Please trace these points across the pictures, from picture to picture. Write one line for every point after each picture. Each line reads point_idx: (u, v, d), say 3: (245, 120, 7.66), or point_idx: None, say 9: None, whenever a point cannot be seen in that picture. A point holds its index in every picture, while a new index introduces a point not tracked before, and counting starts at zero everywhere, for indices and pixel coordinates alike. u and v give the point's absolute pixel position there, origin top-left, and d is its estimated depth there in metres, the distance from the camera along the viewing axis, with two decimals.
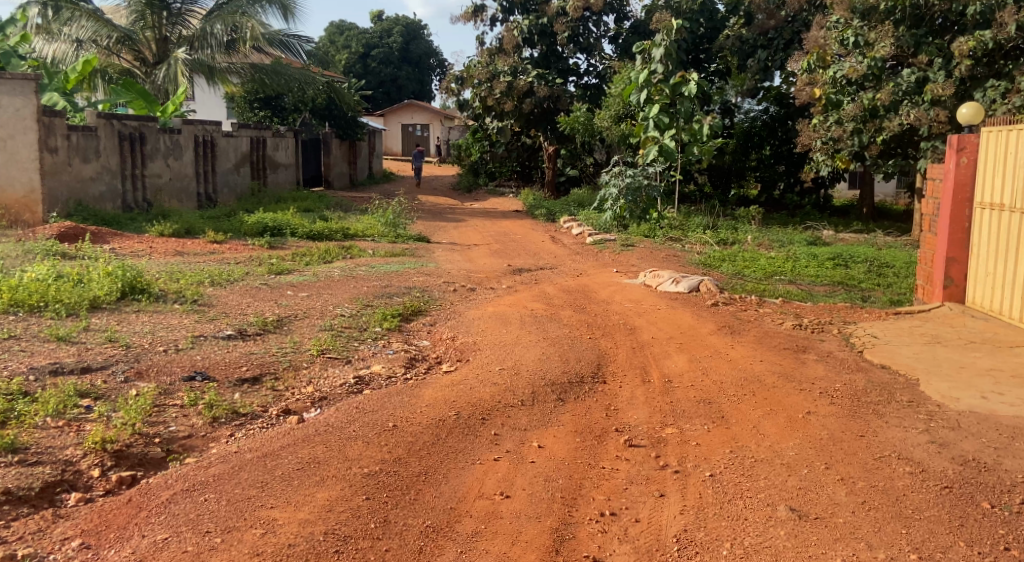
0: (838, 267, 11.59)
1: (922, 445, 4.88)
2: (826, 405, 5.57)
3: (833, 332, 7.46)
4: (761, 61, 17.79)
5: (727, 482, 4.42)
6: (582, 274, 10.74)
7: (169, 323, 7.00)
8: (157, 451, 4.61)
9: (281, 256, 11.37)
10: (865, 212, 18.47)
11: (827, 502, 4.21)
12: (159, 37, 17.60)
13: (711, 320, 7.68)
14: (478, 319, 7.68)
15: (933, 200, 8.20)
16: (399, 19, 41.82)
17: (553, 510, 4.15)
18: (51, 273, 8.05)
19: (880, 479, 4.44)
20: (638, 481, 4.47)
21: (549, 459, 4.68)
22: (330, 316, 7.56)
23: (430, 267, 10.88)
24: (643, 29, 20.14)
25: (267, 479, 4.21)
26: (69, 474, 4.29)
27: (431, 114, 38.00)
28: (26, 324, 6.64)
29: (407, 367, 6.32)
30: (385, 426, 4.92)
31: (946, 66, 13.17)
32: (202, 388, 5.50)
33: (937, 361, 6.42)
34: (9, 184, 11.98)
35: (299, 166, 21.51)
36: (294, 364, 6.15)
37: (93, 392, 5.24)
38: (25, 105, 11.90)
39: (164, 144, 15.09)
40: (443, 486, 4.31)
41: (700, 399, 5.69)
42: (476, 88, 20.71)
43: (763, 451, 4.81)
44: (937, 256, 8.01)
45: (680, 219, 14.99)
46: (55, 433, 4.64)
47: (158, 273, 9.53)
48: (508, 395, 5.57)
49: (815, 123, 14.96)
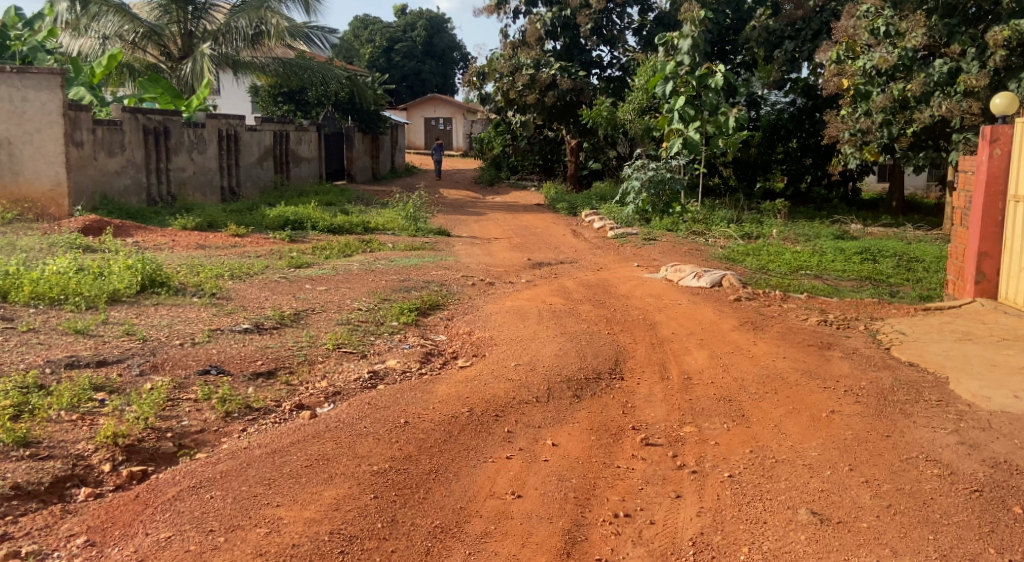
0: (865, 262, 11.37)
1: (951, 446, 4.72)
2: (851, 404, 5.40)
3: (859, 328, 7.28)
4: (788, 52, 17.51)
5: (746, 484, 4.29)
6: (603, 269, 10.60)
7: (188, 316, 6.96)
8: (169, 446, 4.55)
9: (302, 249, 11.32)
10: (895, 205, 18.17)
11: (850, 506, 4.07)
12: (184, 31, 17.62)
13: (733, 316, 7.52)
14: (495, 314, 7.59)
15: (964, 193, 7.98)
16: (423, 12, 41.77)
17: (565, 511, 4.04)
18: (72, 265, 8.05)
19: (907, 482, 4.29)
20: (654, 481, 4.35)
21: (563, 458, 4.57)
22: (347, 310, 7.49)
23: (450, 261, 10.79)
24: (668, 20, 19.95)
25: (274, 476, 4.14)
26: (80, 468, 4.24)
27: (454, 108, 37.93)
28: (46, 316, 6.64)
29: (422, 363, 6.23)
30: (396, 422, 4.83)
31: (980, 57, 12.92)
32: (216, 382, 5.45)
33: (968, 359, 6.23)
34: (37, 177, 12.09)
35: (322, 160, 21.49)
36: (309, 358, 6.08)
37: (108, 385, 5.18)
38: (51, 99, 11.93)
39: (188, 138, 15.10)
40: (454, 485, 4.22)
41: (719, 397, 5.55)
42: (498, 81, 20.71)
43: (784, 451, 4.67)
44: (969, 251, 7.80)
45: (704, 213, 14.80)
46: (68, 427, 4.59)
47: (178, 266, 9.51)
48: (523, 392, 5.47)
49: (844, 114, 14.70)
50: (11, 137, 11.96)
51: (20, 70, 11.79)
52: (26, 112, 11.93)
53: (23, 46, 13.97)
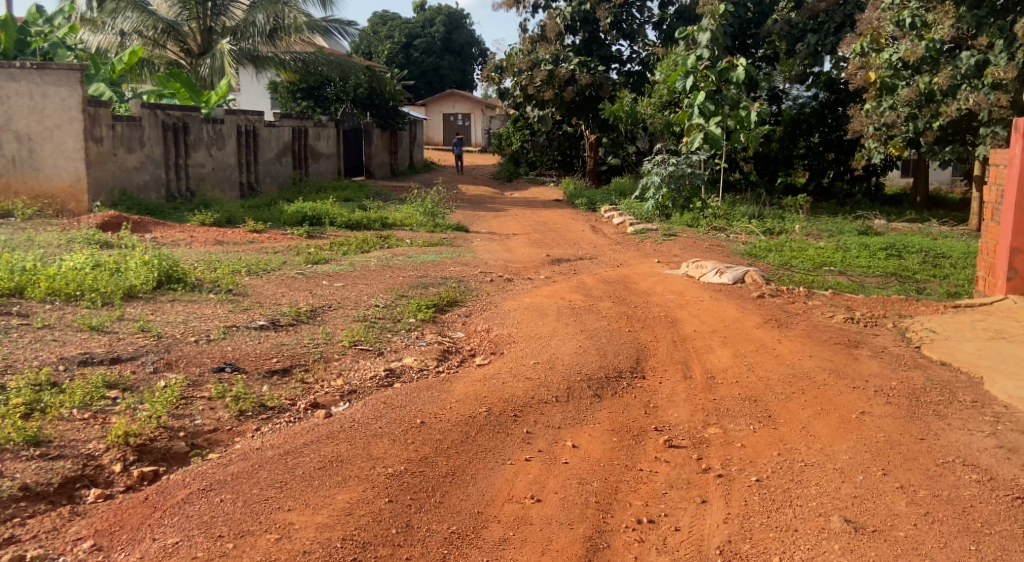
0: (890, 258, 11.13)
1: (990, 449, 4.54)
2: (882, 405, 5.23)
3: (888, 326, 7.09)
4: (811, 45, 17.21)
5: (775, 489, 4.13)
6: (623, 265, 10.42)
7: (203, 313, 6.87)
8: (181, 445, 4.45)
9: (320, 245, 11.22)
10: (919, 201, 17.84)
11: (886, 513, 3.90)
12: (204, 27, 17.61)
13: (757, 313, 7.34)
14: (514, 311, 7.44)
15: (996, 187, 7.74)
16: (441, 8, 41.58)
17: (586, 516, 3.91)
18: (89, 261, 8.01)
19: (944, 488, 4.12)
20: (679, 485, 4.21)
21: (584, 460, 4.43)
22: (364, 307, 7.38)
23: (468, 257, 10.66)
24: (689, 14, 19.69)
25: (286, 479, 4.03)
26: (90, 469, 4.14)
27: (472, 103, 37.80)
28: (61, 313, 6.58)
29: (440, 360, 6.11)
30: (413, 422, 4.71)
31: (1008, 49, 12.53)
32: (231, 380, 5.36)
33: (1003, 359, 6.03)
34: (57, 173, 12.09)
35: (340, 155, 21.41)
36: (325, 355, 5.98)
37: (121, 383, 5.10)
38: (71, 95, 11.90)
39: (207, 134, 15.05)
40: (471, 488, 4.09)
41: (744, 397, 5.38)
42: (517, 77, 20.56)
43: (814, 455, 4.50)
44: (1000, 247, 7.59)
45: (725, 208, 14.57)
46: (81, 425, 4.50)
47: (196, 262, 9.45)
48: (542, 391, 5.33)
49: (868, 108, 14.41)
50: (31, 132, 11.98)
51: (39, 66, 11.78)
52: (46, 108, 11.93)
53: (43, 42, 14.01)
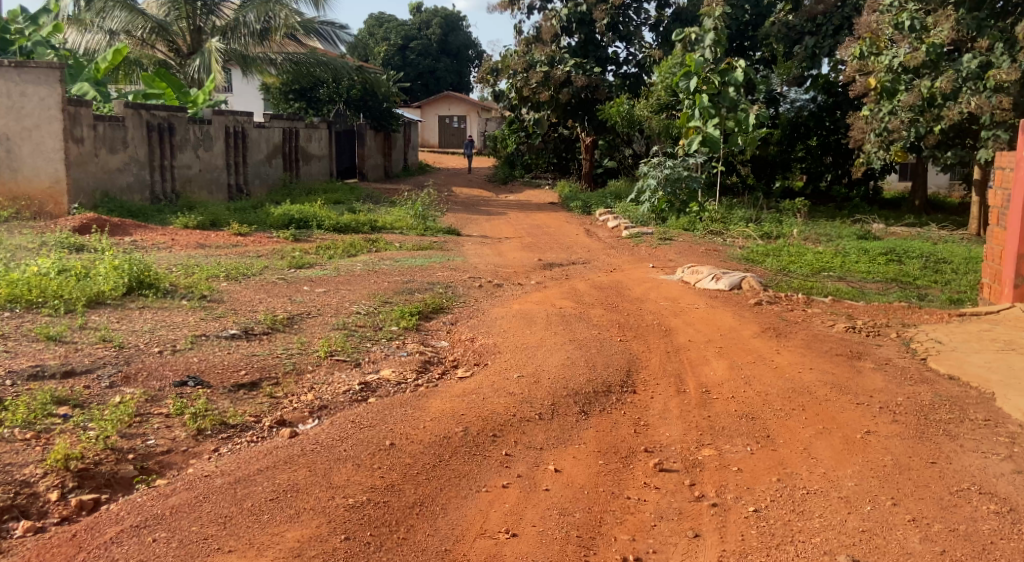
0: (891, 263, 10.78)
1: (1007, 476, 4.20)
2: (887, 424, 4.87)
3: (891, 336, 6.73)
4: (808, 48, 16.72)
5: (775, 521, 3.78)
6: (616, 270, 10.05)
7: (173, 320, 6.50)
8: (128, 469, 4.08)
9: (304, 249, 10.82)
10: (918, 204, 17.54)
11: (898, 552, 3.55)
12: (193, 27, 17.19)
13: (755, 322, 6.99)
14: (501, 319, 7.08)
15: (1001, 191, 7.39)
16: (438, 10, 41.12)
17: (565, 554, 3.55)
18: (55, 267, 7.60)
19: (960, 522, 3.77)
20: (669, 516, 3.85)
21: (566, 487, 4.07)
22: (344, 314, 7.02)
23: (457, 262, 10.29)
24: (686, 16, 19.36)
25: (231, 513, 3.67)
26: (22, 498, 3.77)
27: (468, 106, 37.44)
28: (19, 322, 6.20)
29: (419, 372, 5.75)
30: (381, 444, 4.35)
31: (1009, 51, 12.16)
32: (191, 395, 4.97)
33: (1015, 372, 5.68)
34: (36, 174, 11.72)
35: (332, 157, 21.01)
36: (297, 367, 5.61)
37: (71, 399, 4.71)
38: (49, 95, 11.53)
39: (193, 135, 14.64)
40: (439, 521, 3.74)
41: (741, 414, 5.03)
42: (513, 79, 20.31)
43: (816, 481, 4.15)
44: (1007, 252, 7.23)
45: (723, 211, 14.14)
46: (19, 447, 4.12)
47: (173, 266, 9.04)
48: (524, 408, 4.96)
49: (869, 113, 14.05)
50: (8, 132, 11.58)
51: (18, 64, 11.40)
52: (24, 107, 11.54)
53: (26, 41, 13.59)
